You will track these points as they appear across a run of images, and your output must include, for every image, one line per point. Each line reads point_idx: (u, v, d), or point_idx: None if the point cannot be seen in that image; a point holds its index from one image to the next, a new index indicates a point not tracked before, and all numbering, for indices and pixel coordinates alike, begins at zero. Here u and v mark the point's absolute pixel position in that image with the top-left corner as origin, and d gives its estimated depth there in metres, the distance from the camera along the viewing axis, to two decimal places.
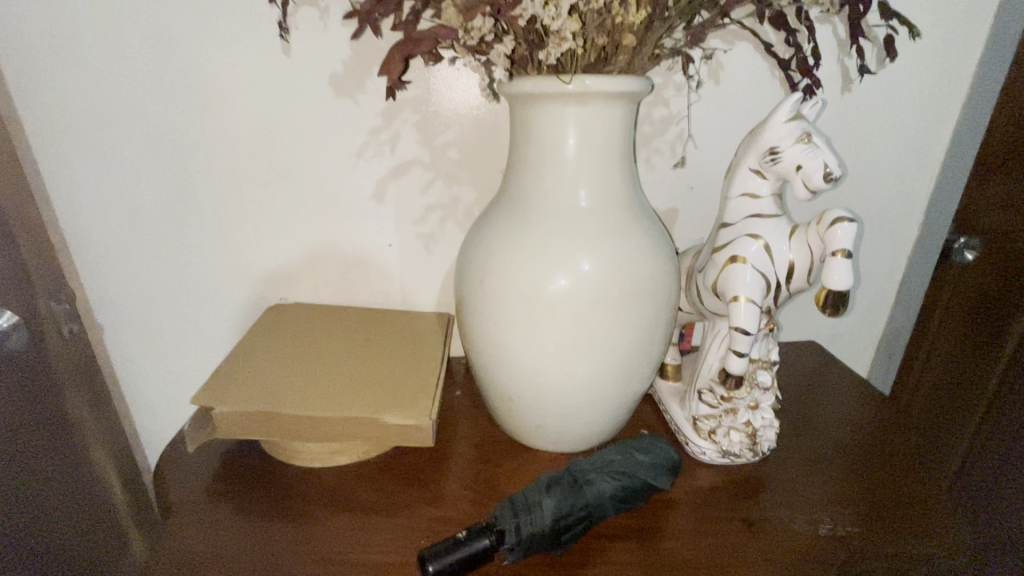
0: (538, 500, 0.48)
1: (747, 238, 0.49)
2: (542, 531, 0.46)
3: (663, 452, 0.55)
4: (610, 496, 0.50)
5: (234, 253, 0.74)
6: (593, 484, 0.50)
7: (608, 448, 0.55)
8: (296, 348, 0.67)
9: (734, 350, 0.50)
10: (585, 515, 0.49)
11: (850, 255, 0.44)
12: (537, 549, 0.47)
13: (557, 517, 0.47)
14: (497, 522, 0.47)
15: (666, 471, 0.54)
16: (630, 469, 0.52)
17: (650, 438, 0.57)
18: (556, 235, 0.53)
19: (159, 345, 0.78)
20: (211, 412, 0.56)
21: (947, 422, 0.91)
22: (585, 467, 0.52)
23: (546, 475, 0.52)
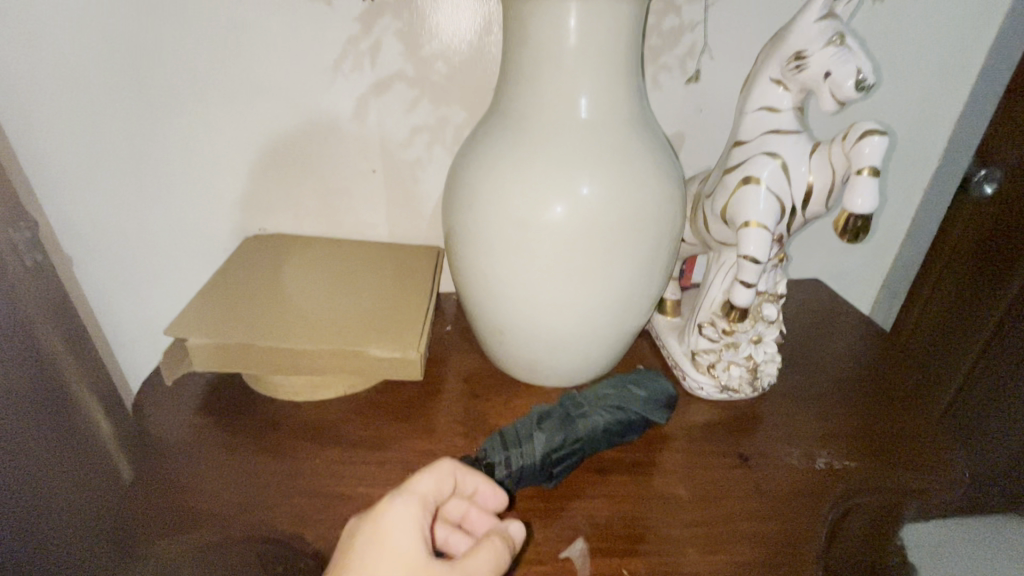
0: (529, 433, 0.47)
1: (762, 157, 0.45)
2: (533, 464, 0.45)
3: (660, 385, 0.53)
4: (603, 430, 0.49)
5: (207, 178, 0.69)
6: (585, 418, 0.48)
7: (602, 382, 0.53)
8: (277, 280, 0.63)
9: (740, 280, 0.47)
10: (578, 448, 0.47)
11: (877, 172, 0.40)
12: (528, 482, 0.46)
13: (547, 450, 0.46)
14: (486, 456, 0.46)
15: (663, 406, 0.52)
16: (624, 403, 0.50)
17: (647, 371, 0.55)
18: (551, 155, 0.48)
19: (136, 277, 0.75)
20: (187, 342, 0.53)
21: (942, 359, 0.90)
22: (578, 401, 0.50)
23: (538, 409, 0.50)
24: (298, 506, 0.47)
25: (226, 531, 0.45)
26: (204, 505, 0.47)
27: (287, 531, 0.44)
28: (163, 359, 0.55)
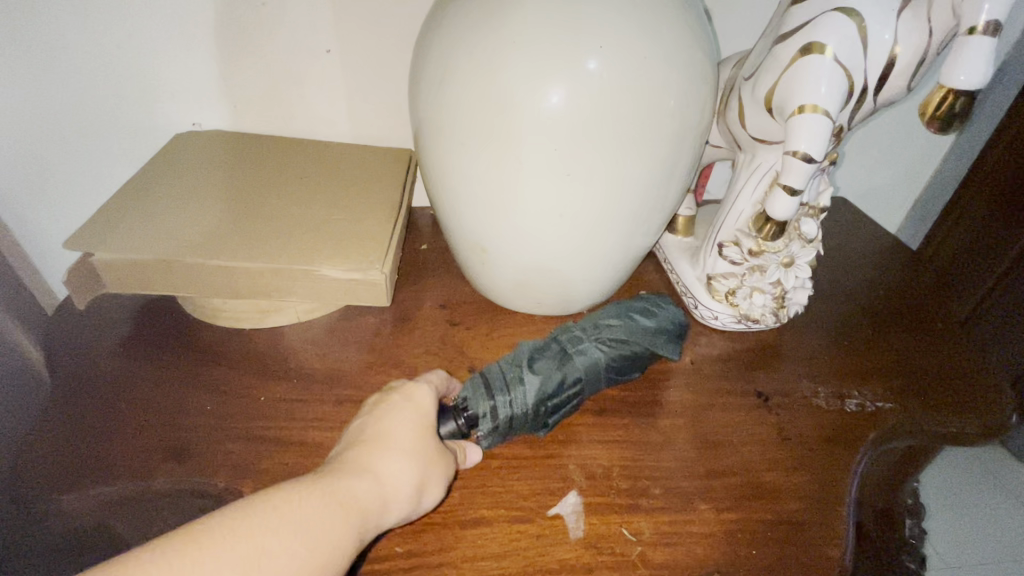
0: (517, 375, 0.39)
1: (834, 16, 0.33)
2: (524, 412, 0.37)
3: (672, 316, 0.46)
4: (605, 366, 0.41)
5: (117, 54, 0.55)
6: (583, 353, 0.40)
7: (605, 310, 0.45)
8: (214, 187, 0.52)
9: (784, 186, 0.37)
10: (577, 393, 0.40)
11: (996, 32, 0.29)
12: (519, 431, 0.38)
13: (541, 396, 0.38)
14: (468, 404, 0.37)
15: (672, 336, 0.45)
16: (633, 337, 0.42)
17: (657, 298, 0.47)
18: (550, 14, 0.36)
19: (46, 181, 0.62)
20: (93, 257, 0.43)
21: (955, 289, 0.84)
22: (574, 334, 0.42)
23: (525, 344, 0.42)
24: (235, 452, 0.39)
25: (148, 483, 0.37)
26: (122, 451, 0.39)
27: (220, 484, 0.37)
28: (65, 280, 0.44)
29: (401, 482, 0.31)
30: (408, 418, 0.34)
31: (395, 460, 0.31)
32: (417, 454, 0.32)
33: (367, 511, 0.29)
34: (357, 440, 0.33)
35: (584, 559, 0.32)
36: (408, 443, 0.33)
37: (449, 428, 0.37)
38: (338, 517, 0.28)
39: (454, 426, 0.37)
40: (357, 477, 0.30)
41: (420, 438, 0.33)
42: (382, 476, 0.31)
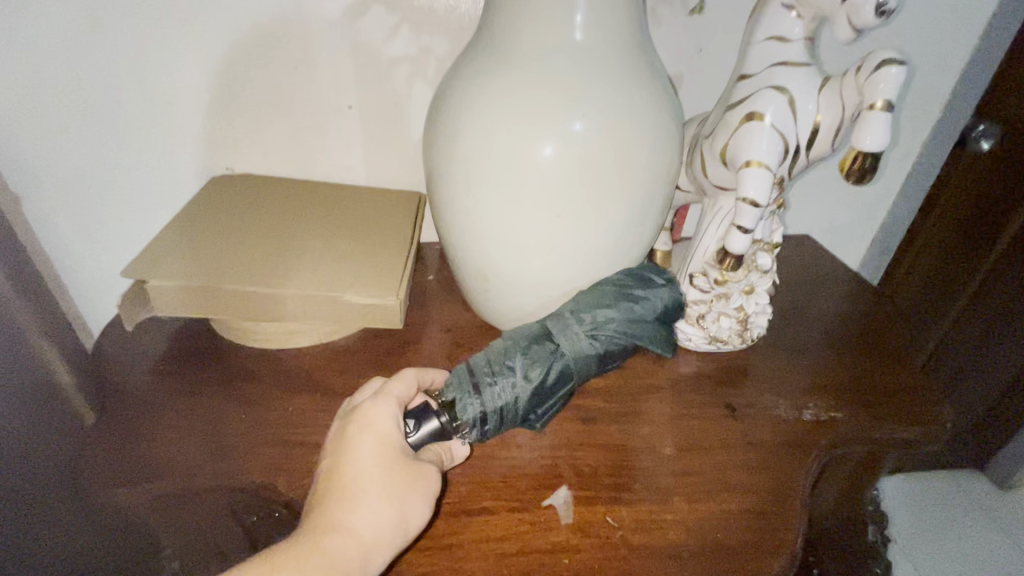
0: (506, 376, 0.43)
1: (769, 91, 0.41)
2: (511, 415, 0.43)
3: (662, 302, 0.52)
4: (588, 361, 0.47)
5: (164, 109, 0.63)
6: (569, 354, 0.46)
7: (604, 296, 0.49)
8: (243, 225, 0.59)
9: (737, 226, 0.44)
10: (563, 387, 0.46)
11: (891, 108, 0.37)
12: (509, 424, 0.44)
13: (531, 399, 0.44)
14: (458, 409, 0.42)
15: (647, 325, 0.51)
16: (622, 332, 0.49)
17: (654, 280, 0.52)
18: (543, 86, 0.44)
19: (89, 217, 0.70)
20: (146, 283, 0.49)
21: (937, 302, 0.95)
22: (564, 329, 0.47)
23: (514, 340, 0.46)
24: (267, 455, 0.45)
25: (191, 480, 0.43)
26: (166, 454, 0.44)
27: (254, 481, 0.42)
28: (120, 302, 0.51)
29: (377, 529, 0.34)
30: (372, 465, 0.37)
31: (368, 508, 0.35)
32: (387, 499, 0.35)
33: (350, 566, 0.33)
34: (330, 492, 0.36)
35: (574, 541, 0.38)
36: (378, 485, 0.36)
37: (423, 434, 0.41)
38: None
39: (437, 426, 0.42)
40: (330, 542, 0.33)
41: (386, 485, 0.36)
42: (358, 528, 0.34)
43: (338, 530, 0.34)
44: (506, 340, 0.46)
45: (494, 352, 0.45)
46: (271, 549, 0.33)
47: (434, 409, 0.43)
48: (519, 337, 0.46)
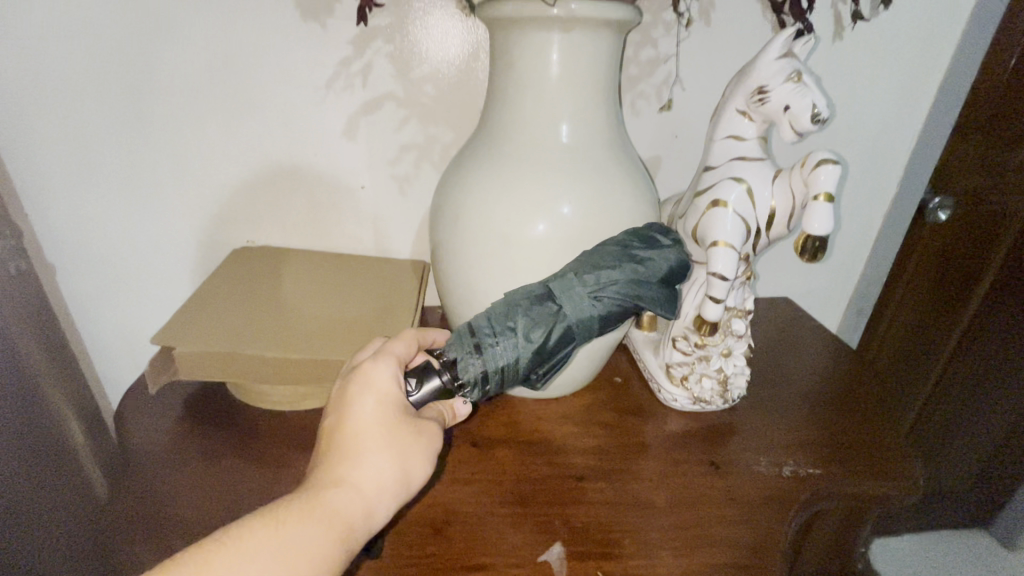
0: (507, 335, 0.44)
1: (730, 182, 0.48)
2: (512, 375, 0.44)
3: (670, 264, 0.49)
4: (594, 321, 0.46)
5: (195, 190, 0.71)
6: (574, 313, 0.45)
7: (607, 258, 0.47)
8: (261, 293, 0.64)
9: (710, 296, 0.50)
10: (567, 348, 0.46)
11: (831, 198, 0.43)
12: (512, 382, 0.45)
13: (532, 359, 0.44)
14: (460, 368, 0.43)
15: (658, 284, 0.48)
16: (628, 295, 0.46)
17: (661, 241, 0.49)
18: (534, 176, 0.49)
19: (117, 285, 0.76)
20: (173, 351, 0.54)
21: (913, 362, 0.96)
22: (570, 288, 0.45)
23: (518, 298, 0.46)
24: None
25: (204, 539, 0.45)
26: (182, 512, 0.47)
27: None
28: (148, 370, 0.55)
29: (379, 483, 0.37)
30: (375, 421, 0.39)
31: (371, 464, 0.38)
32: (388, 456, 0.38)
33: (353, 519, 0.36)
34: (334, 448, 0.38)
35: None
36: (380, 442, 0.39)
37: (425, 393, 0.43)
38: (327, 535, 0.34)
39: (440, 384, 0.44)
40: (336, 496, 0.36)
41: (389, 444, 0.38)
42: (360, 484, 0.37)
43: (344, 485, 0.37)
44: (507, 301, 0.46)
45: (495, 313, 0.45)
46: (279, 502, 0.36)
47: (435, 367, 0.44)
48: (520, 298, 0.46)
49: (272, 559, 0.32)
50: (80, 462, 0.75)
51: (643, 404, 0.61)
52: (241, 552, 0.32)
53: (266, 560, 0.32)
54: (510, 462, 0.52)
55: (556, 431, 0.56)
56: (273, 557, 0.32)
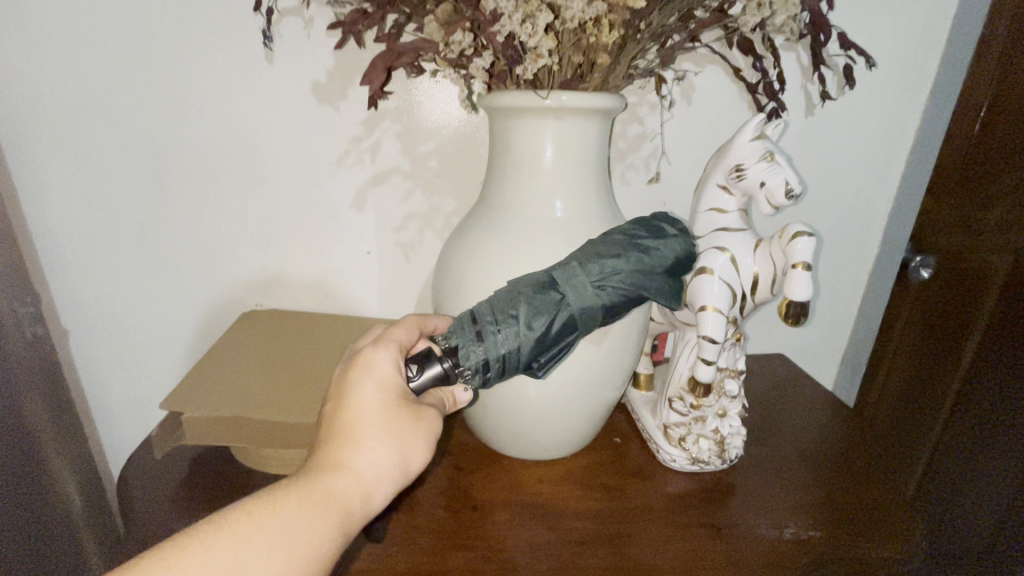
0: (509, 323, 0.44)
1: (714, 251, 0.51)
2: (513, 363, 0.44)
3: (676, 254, 0.47)
4: (597, 311, 0.45)
5: (207, 255, 0.74)
6: (577, 302, 0.45)
7: (613, 246, 0.46)
8: (268, 357, 0.65)
9: (703, 358, 0.52)
10: (568, 337, 0.46)
11: (809, 267, 0.47)
12: (513, 371, 0.45)
13: (533, 348, 0.44)
14: (460, 356, 0.44)
15: (664, 273, 0.47)
16: (633, 286, 0.45)
17: (667, 231, 0.48)
18: (530, 245, 0.50)
19: (127, 346, 0.79)
20: (182, 415, 0.55)
21: (915, 422, 0.95)
22: (573, 276, 0.45)
23: (521, 285, 0.46)
24: None
25: None
26: None
27: None
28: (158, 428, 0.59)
29: (377, 467, 0.38)
30: (375, 406, 0.39)
31: (371, 449, 0.38)
32: (387, 441, 0.39)
33: (352, 503, 0.36)
34: (334, 432, 0.39)
35: None
36: (379, 427, 0.39)
37: (426, 379, 0.44)
38: (327, 519, 0.35)
39: (440, 371, 0.44)
40: (335, 479, 0.36)
41: (390, 429, 0.39)
42: (359, 468, 0.37)
43: (343, 469, 0.37)
44: (511, 288, 0.46)
45: (498, 302, 0.45)
46: (277, 485, 0.35)
47: (437, 355, 0.45)
48: (523, 285, 0.46)
49: (269, 542, 0.32)
50: (69, 521, 0.76)
51: (643, 466, 0.61)
52: (237, 534, 0.32)
53: (263, 543, 0.32)
54: (511, 528, 0.52)
55: (557, 494, 0.56)
56: (270, 540, 0.32)
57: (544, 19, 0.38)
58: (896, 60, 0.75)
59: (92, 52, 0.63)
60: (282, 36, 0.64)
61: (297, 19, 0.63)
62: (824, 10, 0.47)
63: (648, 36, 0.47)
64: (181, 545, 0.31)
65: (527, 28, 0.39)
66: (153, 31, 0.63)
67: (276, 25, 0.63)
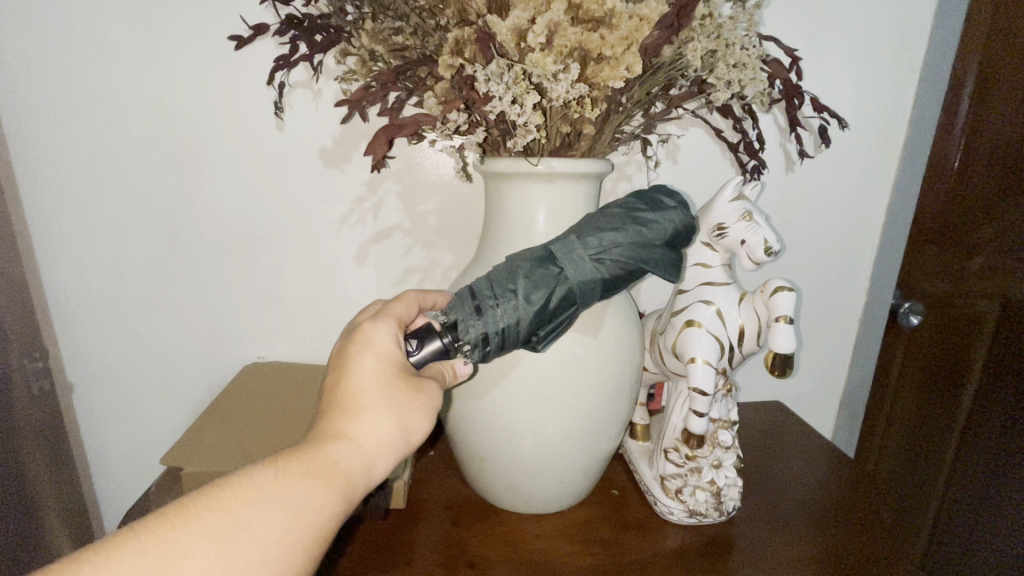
0: (510, 295, 0.46)
1: (701, 304, 0.54)
2: (512, 336, 0.46)
3: (674, 226, 0.49)
4: (595, 284, 0.47)
5: (213, 310, 0.77)
6: (575, 275, 0.46)
7: (610, 220, 0.48)
8: (268, 411, 0.66)
9: (694, 410, 0.54)
10: (566, 311, 0.47)
11: (791, 321, 0.49)
12: (515, 345, 0.46)
13: (532, 321, 0.46)
14: (460, 329, 0.45)
15: (662, 246, 0.49)
16: (630, 257, 0.47)
17: (665, 202, 0.50)
18: None
19: (129, 399, 0.80)
20: (181, 470, 0.56)
21: (918, 471, 0.94)
22: (571, 250, 0.47)
23: (521, 259, 0.47)
24: None
25: None
26: None
27: None
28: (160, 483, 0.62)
29: (378, 436, 0.39)
30: (375, 377, 0.41)
31: (371, 420, 0.39)
32: (387, 413, 0.40)
33: (353, 471, 0.37)
34: (334, 402, 0.40)
35: None
36: (379, 399, 0.40)
37: (426, 353, 0.46)
38: (329, 483, 0.36)
39: (440, 346, 0.46)
40: (336, 449, 0.37)
41: (389, 400, 0.40)
42: (360, 437, 0.38)
43: (344, 440, 0.38)
44: (510, 263, 0.47)
45: (497, 276, 0.47)
46: (279, 455, 0.36)
47: (437, 330, 0.47)
48: (522, 261, 0.47)
49: (272, 505, 0.33)
50: None
51: (641, 520, 0.61)
52: (240, 498, 0.33)
53: (266, 506, 0.33)
54: None
55: (554, 549, 0.56)
56: (273, 504, 0.33)
57: (532, 100, 0.42)
58: (869, 121, 0.79)
59: (115, 124, 0.68)
60: (292, 106, 0.69)
61: (306, 91, 0.68)
62: (793, 79, 0.49)
63: (630, 106, 0.50)
64: (191, 512, 0.31)
65: (516, 107, 0.43)
66: (174, 104, 0.68)
67: (287, 98, 0.68)
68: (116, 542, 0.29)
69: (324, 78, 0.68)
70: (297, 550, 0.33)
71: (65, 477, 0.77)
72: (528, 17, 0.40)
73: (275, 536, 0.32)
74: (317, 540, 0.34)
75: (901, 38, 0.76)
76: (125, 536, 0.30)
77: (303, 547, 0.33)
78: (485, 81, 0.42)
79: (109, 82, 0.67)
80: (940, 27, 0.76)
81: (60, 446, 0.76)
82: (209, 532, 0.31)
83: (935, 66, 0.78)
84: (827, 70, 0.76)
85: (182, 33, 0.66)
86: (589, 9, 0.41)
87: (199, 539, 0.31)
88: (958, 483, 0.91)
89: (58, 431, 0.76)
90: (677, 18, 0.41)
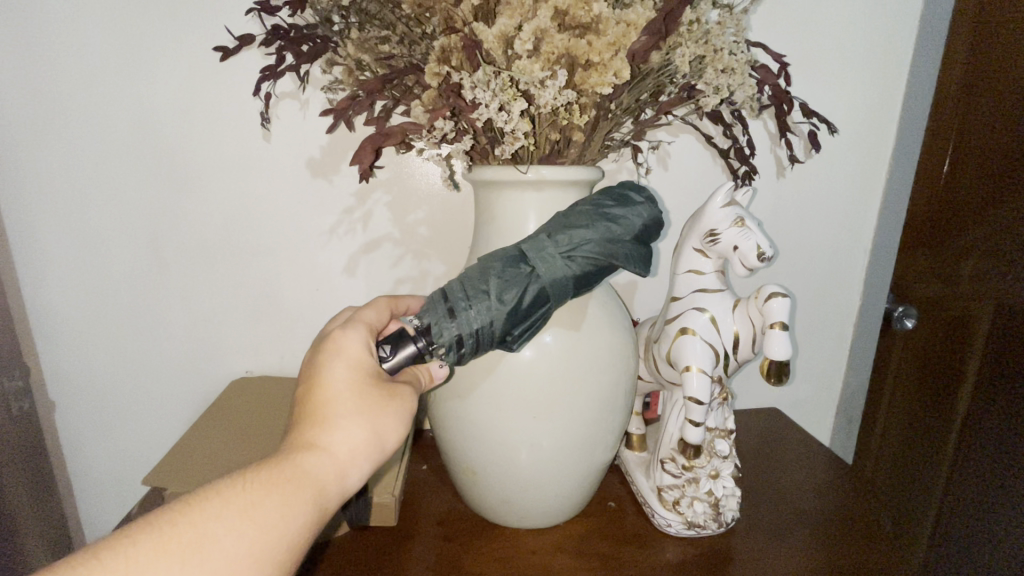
0: (482, 295, 0.44)
1: (694, 311, 0.53)
2: (487, 337, 0.45)
3: (642, 221, 0.49)
4: (569, 281, 0.46)
5: (199, 324, 0.75)
6: (548, 273, 0.45)
7: (581, 217, 0.47)
8: (254, 426, 0.65)
9: (690, 419, 0.53)
10: (541, 309, 0.46)
11: (786, 326, 0.48)
12: (490, 346, 0.45)
13: (506, 321, 0.45)
14: (434, 332, 0.44)
15: (632, 241, 0.48)
16: (601, 254, 0.47)
17: (633, 198, 0.50)
18: None
19: (112, 418, 0.78)
20: (165, 491, 0.54)
21: (917, 478, 0.93)
22: (544, 248, 0.46)
23: (494, 258, 0.46)
24: None
25: None
26: None
27: None
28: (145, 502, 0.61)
29: (351, 443, 0.38)
30: (347, 385, 0.39)
31: (344, 428, 0.38)
32: (359, 420, 0.39)
33: (326, 480, 0.36)
34: (305, 412, 0.38)
35: None
36: (352, 407, 0.39)
37: (400, 358, 0.45)
38: (300, 494, 0.34)
39: (415, 350, 0.45)
40: (308, 459, 0.36)
41: (362, 408, 0.39)
42: (333, 446, 0.37)
43: (317, 449, 0.37)
44: (482, 264, 0.46)
45: (470, 278, 0.45)
46: (249, 466, 0.35)
47: (410, 335, 0.45)
48: (493, 261, 0.46)
49: (241, 517, 0.32)
50: None
51: (639, 533, 0.60)
52: (207, 511, 0.32)
53: (234, 518, 0.32)
54: None
55: (550, 565, 0.55)
56: (242, 516, 0.32)
57: (519, 106, 0.41)
58: (858, 125, 0.80)
59: (97, 136, 0.67)
60: (279, 117, 0.68)
61: (293, 102, 0.68)
62: (782, 85, 0.48)
63: (620, 111, 0.50)
64: (154, 527, 0.30)
65: (503, 114, 0.42)
66: (159, 115, 0.67)
67: (274, 108, 0.68)
68: (77, 563, 0.28)
69: (310, 87, 0.68)
70: (268, 562, 0.32)
71: (47, 501, 0.75)
72: (514, 24, 0.40)
73: (244, 548, 0.31)
74: (289, 551, 0.33)
75: (888, 43, 0.76)
76: (79, 559, 0.28)
77: (274, 560, 0.32)
78: (471, 89, 0.42)
79: (90, 95, 0.66)
80: (925, 32, 0.77)
81: (42, 468, 0.74)
82: (174, 548, 0.30)
83: (921, 71, 0.78)
84: (815, 76, 0.77)
85: (167, 44, 0.65)
86: (576, 14, 0.40)
87: (163, 556, 0.29)
88: (958, 489, 0.89)
89: (40, 451, 0.74)
90: (664, 24, 0.41)
